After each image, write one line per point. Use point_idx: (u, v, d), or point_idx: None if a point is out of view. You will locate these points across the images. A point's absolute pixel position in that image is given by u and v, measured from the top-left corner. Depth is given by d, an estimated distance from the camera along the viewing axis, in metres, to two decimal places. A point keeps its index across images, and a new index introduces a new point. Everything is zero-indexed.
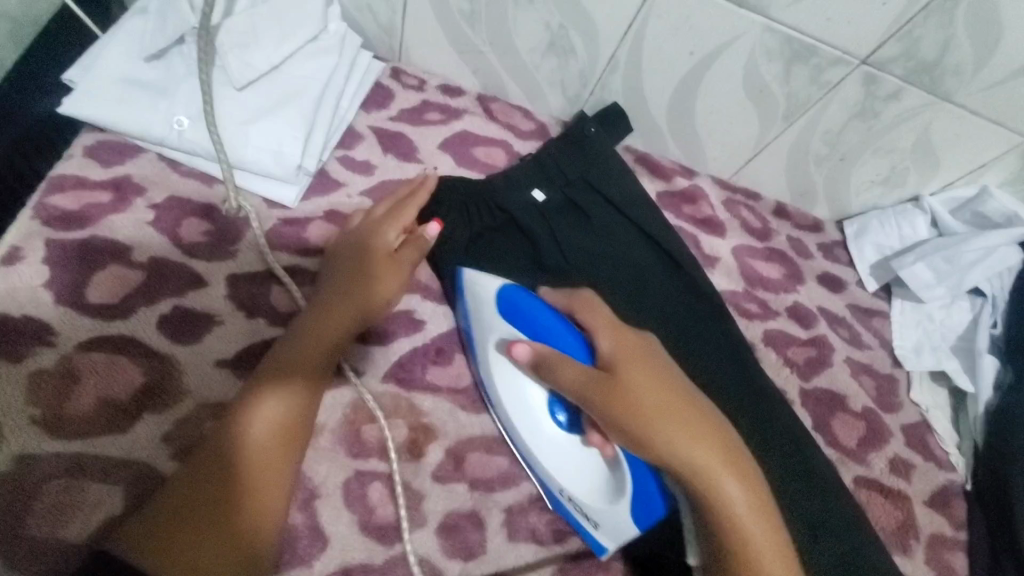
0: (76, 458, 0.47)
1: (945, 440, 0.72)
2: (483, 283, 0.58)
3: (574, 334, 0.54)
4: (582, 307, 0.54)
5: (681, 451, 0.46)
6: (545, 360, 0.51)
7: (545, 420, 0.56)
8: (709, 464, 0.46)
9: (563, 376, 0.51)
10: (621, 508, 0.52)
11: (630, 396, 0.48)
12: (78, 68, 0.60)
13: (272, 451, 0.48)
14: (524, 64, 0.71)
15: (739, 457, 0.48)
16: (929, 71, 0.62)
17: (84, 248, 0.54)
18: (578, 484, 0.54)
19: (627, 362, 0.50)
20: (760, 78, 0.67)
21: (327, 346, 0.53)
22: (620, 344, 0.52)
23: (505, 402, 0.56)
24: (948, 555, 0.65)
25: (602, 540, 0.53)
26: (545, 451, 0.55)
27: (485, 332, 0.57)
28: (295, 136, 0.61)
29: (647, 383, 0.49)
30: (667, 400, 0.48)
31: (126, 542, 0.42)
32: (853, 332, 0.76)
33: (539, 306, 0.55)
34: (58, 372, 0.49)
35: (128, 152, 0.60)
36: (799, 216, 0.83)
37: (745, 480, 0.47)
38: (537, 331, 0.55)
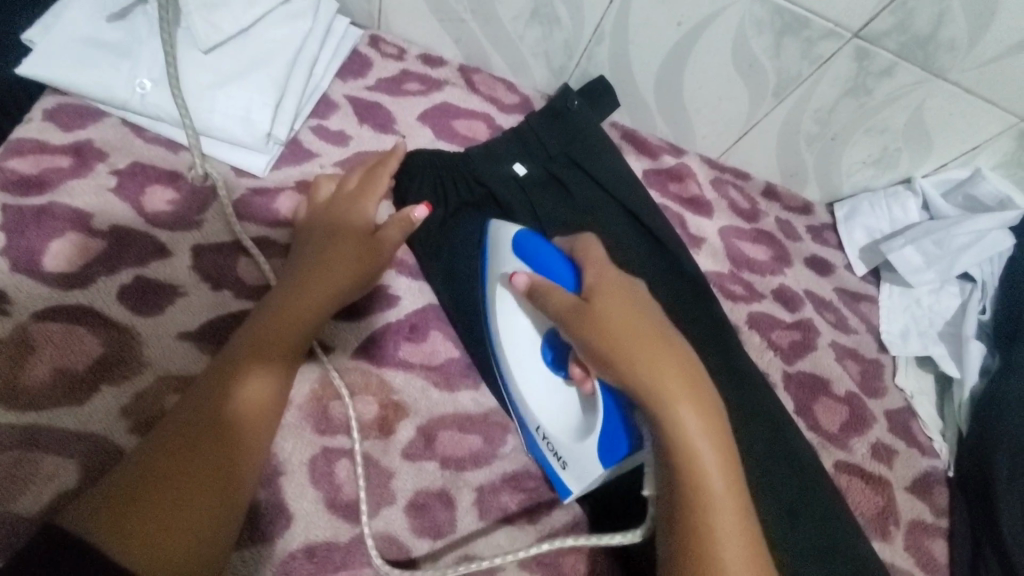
0: (29, 430, 0.45)
1: (929, 426, 0.71)
2: (503, 227, 0.57)
3: (569, 268, 0.52)
4: (583, 245, 0.53)
5: (654, 389, 0.44)
6: (537, 287, 0.50)
7: (535, 359, 0.56)
8: (678, 407, 0.44)
9: (549, 301, 0.49)
10: (588, 444, 0.50)
11: (606, 326, 0.46)
12: (38, 27, 0.57)
13: (244, 424, 0.46)
14: (507, 33, 0.69)
15: (714, 412, 0.45)
16: (923, 45, 0.60)
17: (42, 214, 0.52)
18: (555, 421, 0.54)
19: (609, 295, 0.48)
20: (750, 51, 0.65)
21: (301, 328, 0.51)
22: (603, 276, 0.50)
23: (501, 339, 0.56)
24: (928, 542, 0.64)
25: (568, 483, 0.52)
26: (529, 388, 0.55)
27: (496, 265, 0.57)
28: (265, 103, 0.59)
29: (627, 317, 0.47)
30: (645, 337, 0.46)
31: (82, 515, 0.39)
32: (840, 316, 0.75)
33: (543, 241, 0.54)
34: (12, 341, 0.48)
35: (91, 116, 0.58)
36: (788, 197, 0.81)
37: (702, 410, 0.44)
38: (536, 261, 0.53)
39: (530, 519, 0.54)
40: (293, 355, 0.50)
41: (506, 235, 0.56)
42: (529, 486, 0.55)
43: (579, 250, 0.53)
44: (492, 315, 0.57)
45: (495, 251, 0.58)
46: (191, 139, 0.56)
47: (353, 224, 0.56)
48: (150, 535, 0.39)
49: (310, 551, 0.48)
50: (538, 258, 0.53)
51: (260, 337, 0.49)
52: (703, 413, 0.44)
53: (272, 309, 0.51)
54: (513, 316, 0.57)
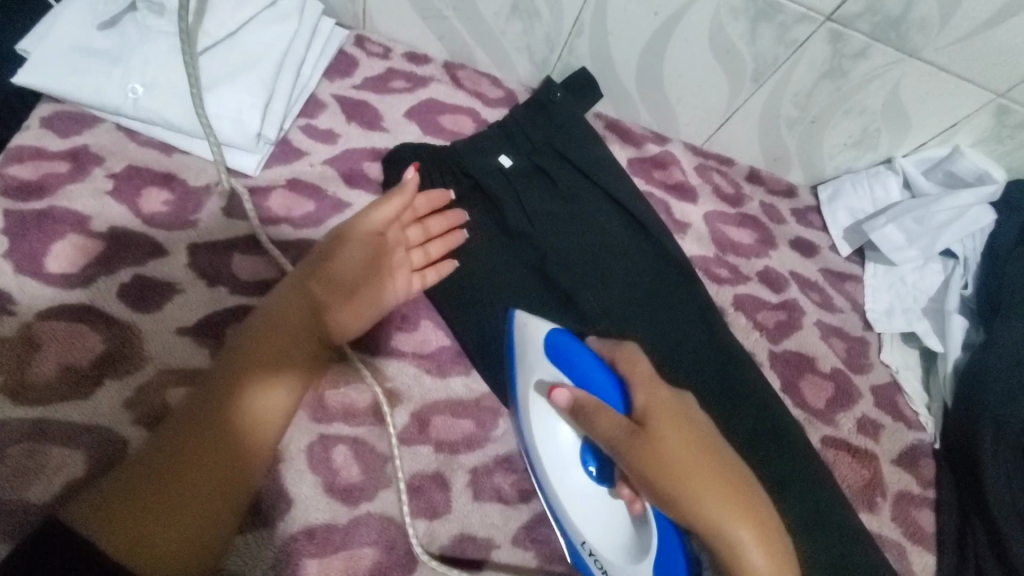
0: (38, 423, 0.47)
1: (915, 400, 0.72)
2: (534, 324, 0.56)
3: (614, 384, 0.53)
4: (625, 359, 0.54)
5: (717, 529, 0.45)
6: (581, 405, 0.50)
7: (575, 470, 0.54)
8: (745, 549, 0.45)
9: (596, 425, 0.49)
10: (646, 569, 0.49)
11: (669, 465, 0.46)
12: (31, 38, 0.59)
13: (243, 422, 0.47)
14: (488, 29, 0.70)
15: (778, 544, 0.46)
16: (895, 27, 0.61)
17: (42, 218, 0.54)
18: (604, 539, 0.52)
19: (667, 423, 0.48)
20: (726, 38, 0.66)
21: (296, 335, 0.51)
22: (656, 399, 0.50)
23: (540, 449, 0.54)
24: (915, 512, 0.66)
25: None
26: (573, 502, 0.52)
27: (527, 373, 0.55)
28: (254, 104, 0.60)
29: (688, 452, 0.47)
30: (706, 475, 0.46)
31: (82, 510, 0.40)
32: (825, 296, 0.76)
33: (584, 350, 0.55)
34: (19, 340, 0.50)
35: (86, 122, 0.60)
36: (772, 180, 0.82)
37: (768, 550, 0.45)
38: (576, 373, 0.54)
39: (523, 499, 0.56)
40: (283, 360, 0.50)
41: (535, 336, 0.56)
42: (521, 467, 0.57)
43: (623, 364, 0.54)
44: (529, 428, 0.54)
45: (526, 357, 0.56)
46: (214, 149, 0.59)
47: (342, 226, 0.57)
48: (142, 529, 0.41)
49: (310, 532, 0.50)
50: (581, 372, 0.54)
51: (251, 345, 0.50)
52: (770, 553, 0.45)
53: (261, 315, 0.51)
54: (552, 428, 0.55)
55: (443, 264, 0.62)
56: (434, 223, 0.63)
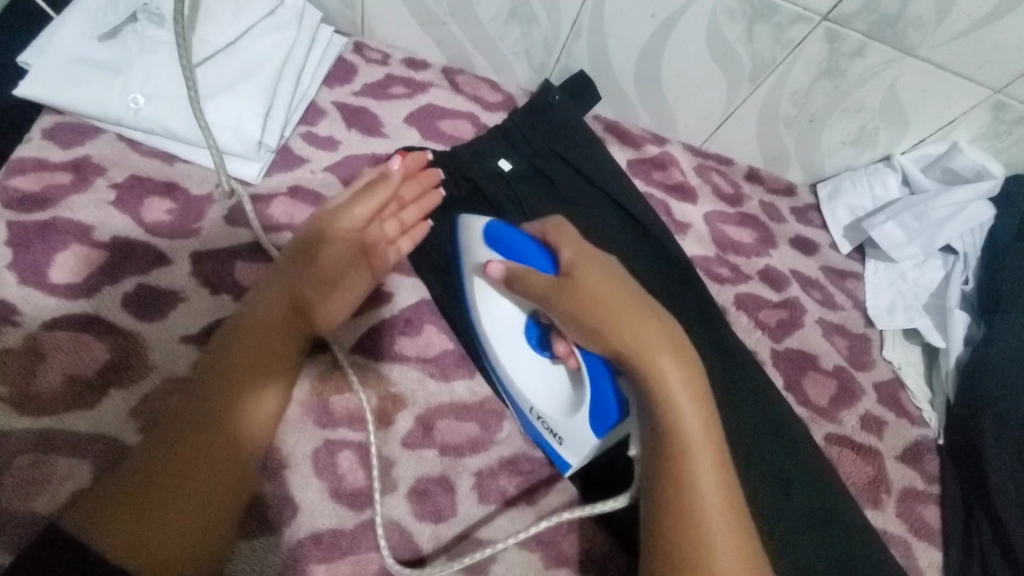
0: (44, 434, 0.48)
1: (918, 397, 0.72)
2: (474, 219, 0.56)
3: (545, 253, 0.52)
4: (553, 227, 0.52)
5: (640, 352, 0.46)
6: (513, 272, 0.51)
7: (519, 343, 0.58)
8: (661, 365, 0.46)
9: (530, 286, 0.50)
10: (580, 418, 0.52)
11: (588, 297, 0.47)
12: (32, 50, 0.59)
13: (243, 426, 0.48)
14: (487, 33, 0.71)
15: (697, 372, 0.47)
16: (891, 24, 0.61)
17: (46, 229, 0.55)
18: (547, 400, 0.56)
19: (588, 267, 0.49)
20: (723, 38, 0.66)
21: (288, 334, 0.53)
22: (581, 252, 0.50)
23: (485, 325, 0.58)
24: (921, 509, 0.66)
25: (567, 456, 0.54)
26: (517, 368, 0.57)
27: (471, 258, 0.57)
28: (255, 113, 0.61)
29: (610, 291, 0.48)
30: (628, 308, 0.48)
31: (82, 517, 0.41)
32: (826, 293, 0.77)
33: (512, 228, 0.53)
34: (24, 350, 0.50)
35: (88, 133, 0.60)
36: (771, 179, 0.83)
37: (684, 366, 0.46)
38: (508, 250, 0.53)
39: (528, 500, 0.56)
40: (270, 364, 0.51)
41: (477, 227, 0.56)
42: (526, 469, 0.57)
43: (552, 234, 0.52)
44: (474, 305, 0.58)
45: (471, 242, 0.57)
46: (213, 159, 0.59)
47: (319, 221, 0.57)
48: (145, 533, 0.41)
49: (317, 538, 0.50)
50: (511, 247, 0.52)
51: (242, 348, 0.51)
52: (688, 378, 0.46)
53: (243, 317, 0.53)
54: (494, 304, 0.58)
55: (417, 230, 0.61)
56: (407, 190, 0.61)
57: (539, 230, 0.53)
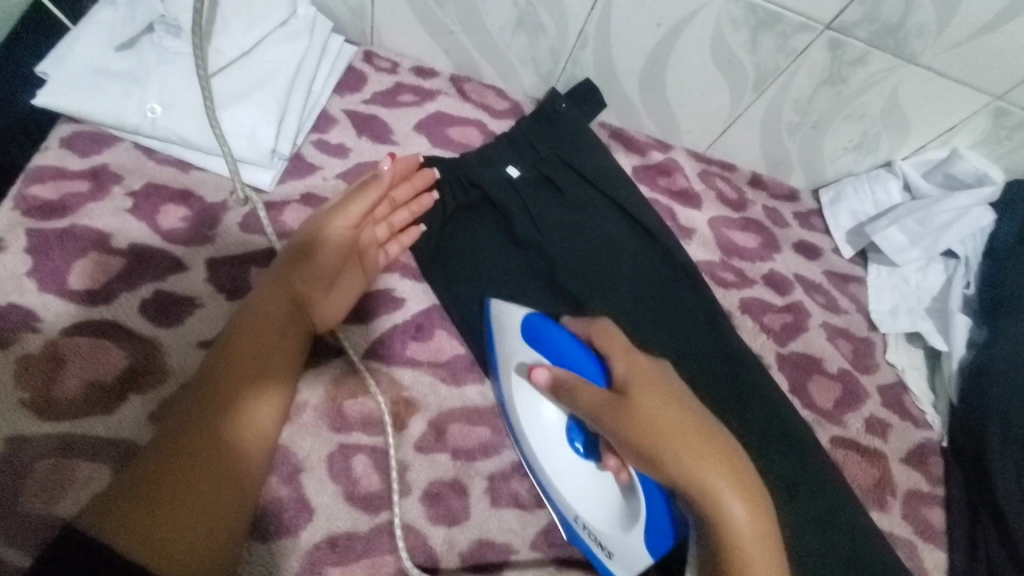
0: (64, 438, 0.48)
1: (921, 400, 0.73)
2: (512, 312, 0.59)
3: (592, 358, 0.54)
4: (600, 333, 0.55)
5: (707, 493, 0.45)
6: (560, 381, 0.52)
7: (563, 446, 0.57)
8: (727, 504, 0.45)
9: (578, 398, 0.51)
10: (634, 536, 0.51)
11: (646, 423, 0.47)
12: (50, 60, 0.61)
13: (245, 425, 0.48)
14: (494, 42, 0.72)
15: (767, 516, 0.46)
16: (893, 34, 0.62)
17: (64, 236, 0.56)
18: (595, 511, 0.54)
19: (644, 385, 0.50)
20: (728, 47, 0.67)
21: (280, 325, 0.53)
22: (635, 367, 0.51)
23: (527, 432, 0.56)
24: (925, 510, 0.67)
25: (615, 569, 0.53)
26: (562, 477, 0.55)
27: (510, 357, 0.58)
28: (269, 121, 0.62)
29: (668, 414, 0.48)
30: (694, 441, 0.47)
31: (95, 512, 0.41)
32: (830, 297, 0.78)
33: (557, 328, 0.56)
34: (44, 356, 0.51)
35: (105, 141, 0.61)
36: (774, 185, 0.84)
37: (751, 505, 0.45)
38: (553, 353, 0.55)
39: (540, 504, 0.57)
40: (275, 366, 0.52)
41: (514, 322, 0.58)
42: None
43: (600, 338, 0.55)
44: (513, 407, 0.57)
45: (506, 342, 0.59)
46: (227, 167, 0.60)
47: (313, 227, 0.56)
48: (159, 531, 0.41)
49: (333, 541, 0.51)
50: (557, 350, 0.55)
51: (246, 344, 0.51)
52: (760, 531, 0.45)
53: (244, 314, 0.53)
54: (535, 408, 0.57)
55: (411, 231, 0.62)
56: (401, 191, 0.62)
57: (585, 334, 0.56)
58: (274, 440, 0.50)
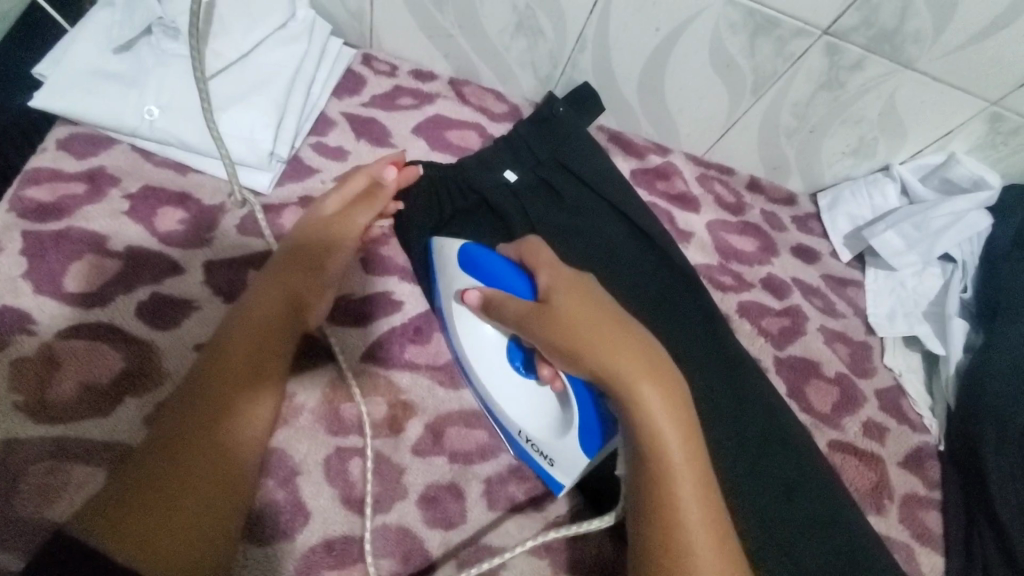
0: (58, 441, 0.48)
1: (919, 403, 0.73)
2: (448, 243, 0.59)
3: (521, 277, 0.54)
4: (528, 250, 0.55)
5: (621, 381, 0.45)
6: (489, 300, 0.53)
7: (504, 368, 0.58)
8: (639, 389, 0.45)
9: (506, 311, 0.52)
10: (569, 440, 0.53)
11: (564, 323, 0.48)
12: (47, 62, 0.60)
13: (237, 430, 0.48)
14: (493, 45, 0.72)
15: (681, 399, 0.46)
16: (889, 39, 0.63)
17: (61, 238, 0.55)
18: (535, 424, 0.56)
19: (564, 290, 0.50)
20: (726, 51, 0.68)
21: (273, 329, 0.52)
22: (556, 275, 0.52)
23: (469, 354, 0.58)
24: (923, 514, 0.66)
25: (558, 477, 0.55)
26: (503, 394, 0.57)
27: (449, 284, 0.59)
28: (268, 124, 0.62)
29: (585, 312, 0.48)
30: (608, 332, 0.47)
31: (87, 518, 0.41)
32: (828, 301, 0.78)
33: (489, 253, 0.56)
34: (39, 359, 0.50)
35: (103, 143, 0.61)
36: (772, 189, 0.84)
37: (665, 389, 0.46)
38: (486, 276, 0.56)
39: (537, 507, 0.57)
40: (270, 369, 0.51)
41: (451, 252, 0.59)
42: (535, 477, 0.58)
43: (527, 255, 0.54)
44: (455, 332, 0.59)
45: (445, 271, 0.59)
46: (225, 169, 0.60)
47: (321, 231, 0.58)
48: (154, 536, 0.41)
49: (329, 545, 0.51)
50: (489, 273, 0.55)
51: (240, 347, 0.51)
52: (672, 410, 0.45)
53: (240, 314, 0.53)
54: (476, 331, 0.58)
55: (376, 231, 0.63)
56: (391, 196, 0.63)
57: (516, 253, 0.56)
58: (263, 446, 0.50)
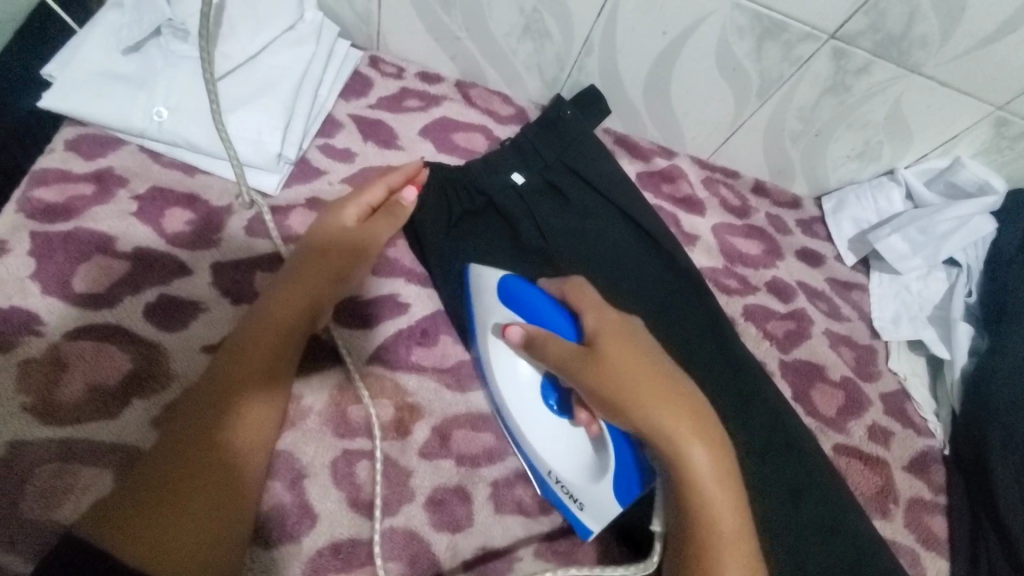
0: (66, 443, 0.48)
1: (923, 407, 0.73)
2: (488, 273, 0.59)
3: (564, 315, 0.55)
4: (571, 288, 0.55)
5: (672, 442, 0.47)
6: (533, 338, 0.53)
7: (538, 405, 0.58)
8: (688, 451, 0.47)
9: (549, 353, 0.52)
10: (604, 486, 0.53)
11: (614, 376, 0.49)
12: (56, 63, 0.60)
13: (243, 432, 0.48)
14: (500, 48, 0.72)
15: (728, 458, 0.48)
16: (896, 44, 0.63)
17: (69, 239, 0.55)
18: (567, 464, 0.55)
19: (612, 339, 0.51)
20: (733, 55, 0.68)
21: (289, 329, 0.52)
22: (604, 321, 0.52)
23: (501, 386, 0.58)
24: (927, 518, 0.67)
25: (587, 522, 0.54)
26: (536, 433, 0.56)
27: (486, 317, 0.58)
28: (275, 126, 0.62)
29: (635, 366, 0.49)
30: (659, 390, 0.48)
31: (96, 522, 0.41)
32: (832, 305, 0.78)
33: (532, 288, 0.57)
34: (46, 360, 0.50)
35: (110, 144, 0.61)
36: (777, 192, 0.84)
37: (712, 449, 0.47)
38: (528, 311, 0.56)
39: (544, 510, 0.57)
40: (281, 370, 0.51)
41: (490, 283, 0.59)
42: None
43: (571, 294, 0.55)
44: (489, 365, 0.58)
45: (482, 301, 0.59)
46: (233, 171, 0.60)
47: (340, 237, 0.59)
48: (161, 540, 0.41)
49: (336, 547, 0.51)
50: (532, 310, 0.56)
51: (254, 347, 0.51)
52: (719, 471, 0.47)
53: (253, 315, 0.53)
54: (511, 366, 0.58)
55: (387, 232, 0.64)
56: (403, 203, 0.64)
57: (558, 291, 0.56)
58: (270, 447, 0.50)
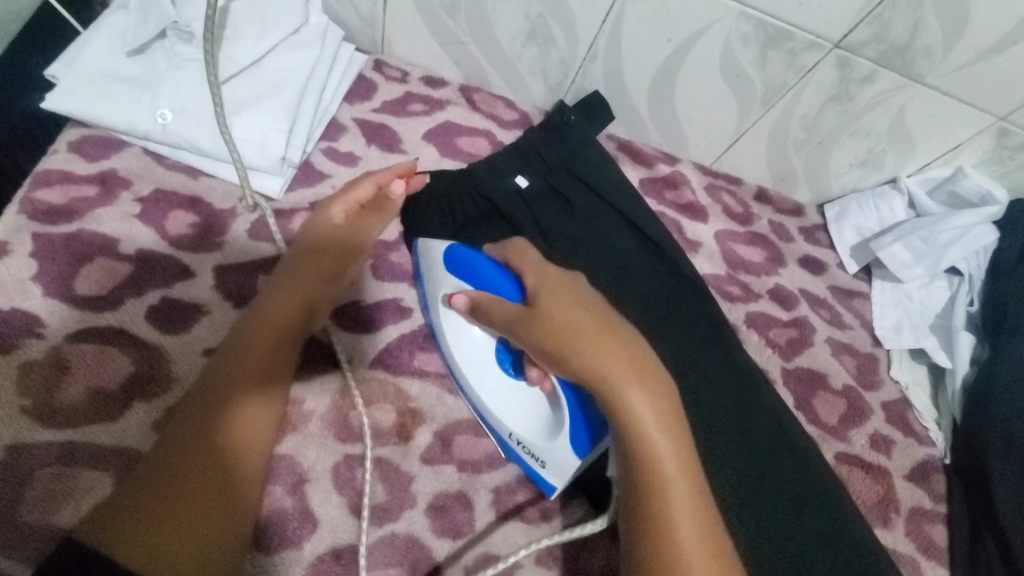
0: (67, 446, 0.48)
1: (925, 416, 0.73)
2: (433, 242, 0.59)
3: (509, 277, 0.55)
4: (515, 251, 0.56)
5: (611, 387, 0.47)
6: (477, 302, 0.53)
7: (493, 369, 0.58)
8: (628, 393, 0.46)
9: (494, 315, 0.53)
10: (560, 441, 0.53)
11: (554, 326, 0.49)
12: (60, 64, 0.60)
13: (243, 438, 0.47)
14: (505, 53, 0.72)
15: (669, 400, 0.48)
16: (901, 53, 0.63)
17: (71, 241, 0.55)
18: (523, 424, 0.55)
19: (551, 293, 0.51)
20: (737, 63, 0.68)
21: (281, 332, 0.52)
22: (543, 277, 0.52)
23: (456, 355, 0.58)
24: (928, 528, 0.67)
25: (550, 479, 0.54)
26: (493, 397, 0.56)
27: (435, 286, 0.58)
28: (280, 129, 0.62)
29: (573, 314, 0.49)
30: (596, 335, 0.48)
31: (98, 528, 0.40)
32: (834, 313, 0.78)
33: (476, 254, 0.56)
34: (48, 362, 0.50)
35: (114, 146, 0.61)
36: (780, 200, 0.84)
37: (652, 391, 0.47)
38: (472, 277, 0.56)
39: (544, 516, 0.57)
40: (279, 374, 0.51)
41: (435, 251, 0.58)
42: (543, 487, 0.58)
43: (514, 256, 0.55)
44: (444, 335, 0.58)
45: (429, 271, 0.59)
46: (237, 174, 0.60)
47: (330, 232, 0.58)
48: (164, 547, 0.41)
49: (337, 553, 0.50)
50: (477, 275, 0.55)
51: (249, 352, 0.50)
52: (659, 411, 0.46)
53: (252, 316, 0.52)
54: (464, 332, 0.58)
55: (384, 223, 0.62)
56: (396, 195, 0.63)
57: (501, 255, 0.56)
58: (270, 453, 0.50)
